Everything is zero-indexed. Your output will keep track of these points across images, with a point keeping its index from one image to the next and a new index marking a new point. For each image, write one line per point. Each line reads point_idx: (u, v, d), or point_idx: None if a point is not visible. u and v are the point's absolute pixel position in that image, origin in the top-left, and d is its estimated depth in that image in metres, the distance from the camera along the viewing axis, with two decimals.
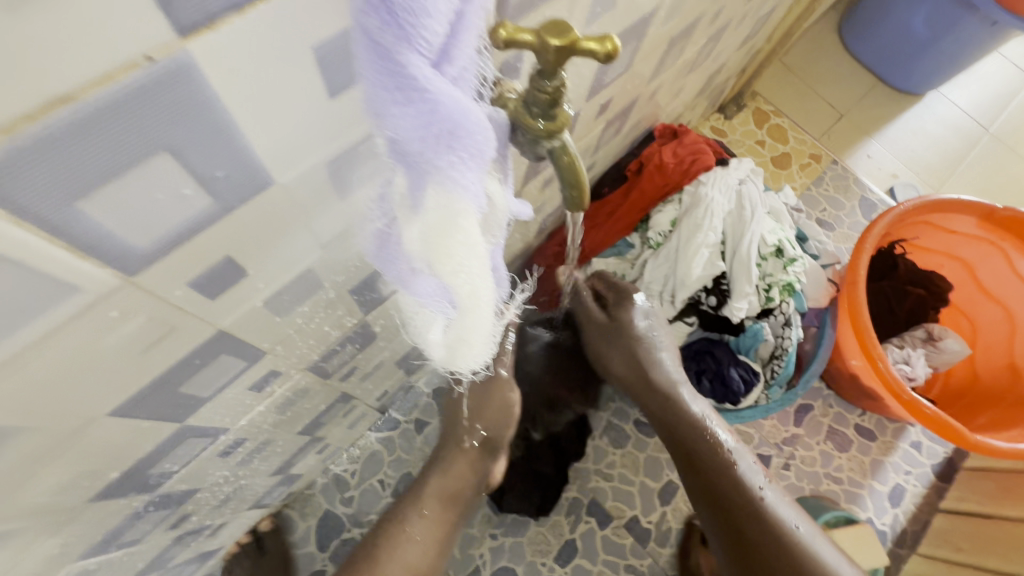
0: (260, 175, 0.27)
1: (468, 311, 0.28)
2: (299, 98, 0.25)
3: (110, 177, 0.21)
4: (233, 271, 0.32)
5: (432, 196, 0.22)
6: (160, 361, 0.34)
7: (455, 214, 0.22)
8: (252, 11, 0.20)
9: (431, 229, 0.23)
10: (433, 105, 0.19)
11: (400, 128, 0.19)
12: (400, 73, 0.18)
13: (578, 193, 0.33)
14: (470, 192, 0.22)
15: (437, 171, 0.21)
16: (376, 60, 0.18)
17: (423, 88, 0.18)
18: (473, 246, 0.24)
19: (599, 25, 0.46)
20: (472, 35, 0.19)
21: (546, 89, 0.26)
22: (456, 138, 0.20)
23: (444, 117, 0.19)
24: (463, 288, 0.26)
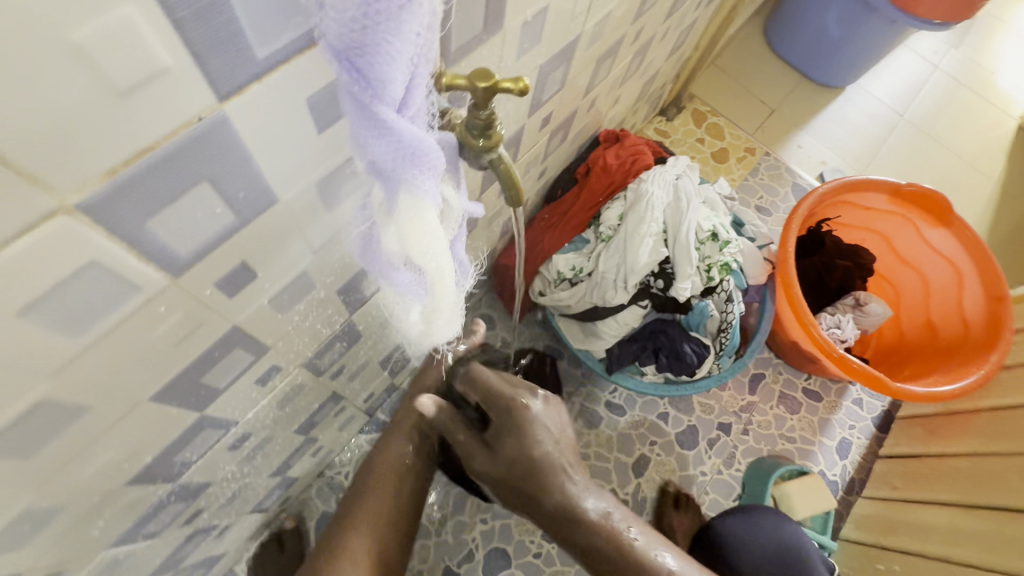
0: (267, 195, 0.36)
1: (437, 286, 0.37)
2: (298, 134, 0.34)
3: (169, 203, 0.29)
4: (246, 273, 0.40)
5: (403, 199, 0.31)
6: (189, 352, 0.41)
7: (420, 212, 0.31)
8: (267, 78, 0.29)
9: (404, 224, 0.32)
10: (400, 137, 0.28)
11: (379, 153, 0.28)
12: (377, 118, 0.27)
13: (516, 192, 0.42)
14: (430, 196, 0.31)
15: (405, 182, 0.30)
16: (361, 111, 0.27)
17: (393, 127, 0.27)
18: (435, 235, 0.33)
19: (528, 56, 0.56)
20: (422, 89, 0.28)
21: (481, 116, 0.36)
22: (417, 158, 0.29)
23: (408, 145, 0.28)
24: (431, 266, 0.35)
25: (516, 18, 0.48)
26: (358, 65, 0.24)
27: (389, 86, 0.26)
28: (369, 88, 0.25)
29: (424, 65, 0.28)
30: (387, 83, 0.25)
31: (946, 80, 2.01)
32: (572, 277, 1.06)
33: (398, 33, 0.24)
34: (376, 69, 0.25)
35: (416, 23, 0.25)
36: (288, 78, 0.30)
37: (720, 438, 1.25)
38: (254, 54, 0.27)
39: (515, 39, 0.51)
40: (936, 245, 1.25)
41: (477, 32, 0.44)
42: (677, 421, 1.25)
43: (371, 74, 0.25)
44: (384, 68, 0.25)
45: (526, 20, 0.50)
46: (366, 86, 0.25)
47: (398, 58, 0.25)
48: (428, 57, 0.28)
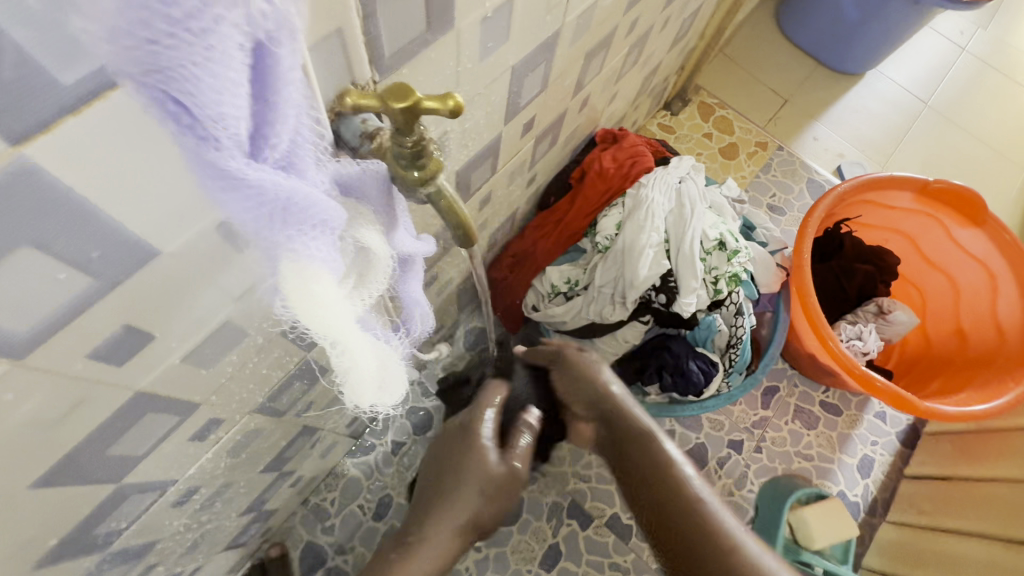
0: (142, 249, 0.28)
1: (351, 358, 0.29)
2: (170, 175, 0.26)
3: None
4: (136, 336, 0.33)
5: (284, 264, 0.23)
6: (77, 430, 0.34)
7: (308, 279, 0.24)
8: (88, 110, 0.21)
9: (291, 294, 0.24)
10: (258, 191, 0.20)
11: (235, 211, 0.21)
12: (216, 169, 0.19)
13: (464, 232, 0.34)
14: (322, 259, 0.24)
15: (280, 245, 0.22)
16: (193, 159, 0.19)
17: (241, 178, 0.19)
18: (334, 305, 0.25)
19: (495, 58, 0.48)
20: (291, 121, 0.21)
21: (406, 144, 0.28)
22: (292, 214, 0.21)
23: (273, 199, 0.20)
24: (336, 339, 0.27)
25: (471, 15, 0.40)
26: (166, 96, 0.17)
27: (220, 125, 0.18)
28: (190, 129, 0.18)
29: (288, 88, 0.20)
30: (217, 121, 0.18)
31: (973, 62, 1.87)
32: (567, 290, 0.99)
33: (211, 46, 0.16)
34: (191, 101, 0.17)
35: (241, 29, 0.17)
36: (127, 109, 0.22)
37: (731, 456, 1.17)
38: (54, 80, 0.20)
39: (474, 39, 0.43)
40: (967, 246, 1.14)
41: (418, 34, 0.36)
42: (685, 439, 1.17)
43: (187, 109, 0.17)
44: (203, 100, 0.17)
45: (485, 17, 0.42)
46: (191, 128, 0.18)
47: (223, 82, 0.17)
48: (293, 77, 0.20)
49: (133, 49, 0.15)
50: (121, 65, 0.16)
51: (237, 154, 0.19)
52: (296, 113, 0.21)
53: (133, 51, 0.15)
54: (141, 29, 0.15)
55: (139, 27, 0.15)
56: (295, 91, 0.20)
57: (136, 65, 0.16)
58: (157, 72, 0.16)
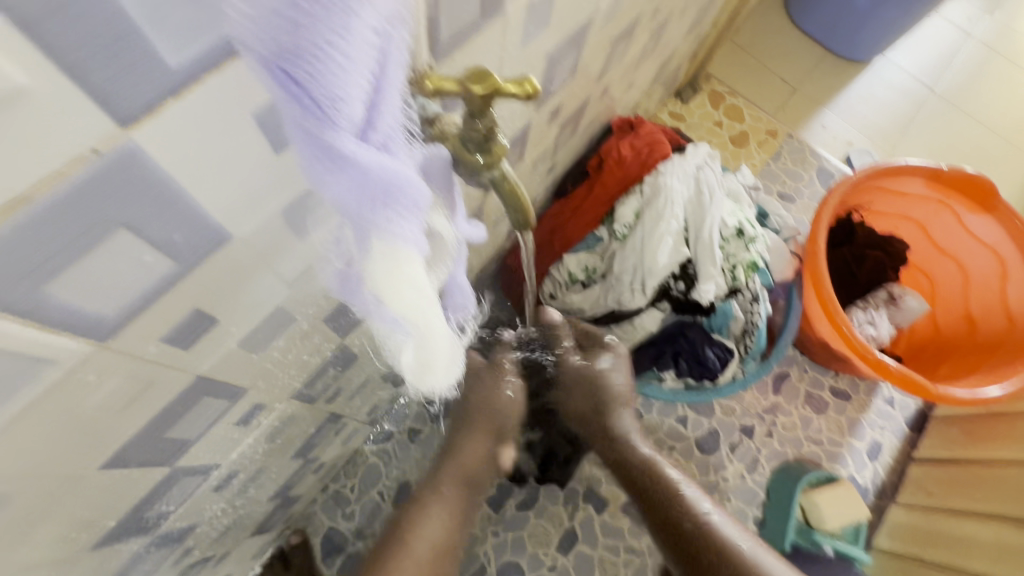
0: (216, 233, 0.29)
1: (425, 338, 0.30)
2: (248, 159, 0.27)
3: (74, 259, 0.23)
4: (202, 321, 0.34)
5: (376, 246, 0.24)
6: (143, 412, 0.35)
7: (400, 260, 0.24)
8: (188, 93, 0.22)
9: (380, 277, 0.25)
10: (365, 172, 0.21)
11: (337, 192, 0.21)
12: (328, 150, 0.20)
13: (523, 215, 0.35)
14: (412, 242, 0.24)
15: (376, 226, 0.23)
16: (308, 140, 0.20)
17: (352, 159, 0.20)
18: (420, 287, 0.26)
19: (534, 44, 0.48)
20: (392, 105, 0.21)
21: (478, 128, 0.29)
22: (391, 196, 0.22)
23: (377, 180, 0.21)
24: (415, 318, 0.28)
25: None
26: (293, 77, 0.17)
27: (340, 106, 0.19)
28: (312, 110, 0.18)
29: (392, 72, 0.21)
30: (337, 102, 0.18)
31: (981, 49, 1.87)
32: (584, 278, 1.00)
33: (340, 27, 0.17)
34: (317, 82, 0.18)
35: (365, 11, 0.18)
36: (220, 91, 0.23)
37: (743, 442, 1.18)
38: (163, 61, 0.20)
39: (518, 24, 0.43)
40: (977, 233, 1.15)
41: (472, 18, 0.36)
42: (698, 425, 1.19)
43: (312, 90, 0.18)
44: (328, 80, 0.18)
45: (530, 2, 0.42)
46: (310, 110, 0.18)
47: (347, 64, 0.18)
48: (397, 61, 0.21)
49: (273, 29, 0.16)
50: (258, 45, 0.16)
51: (350, 134, 0.19)
52: (396, 97, 0.22)
53: (273, 32, 0.16)
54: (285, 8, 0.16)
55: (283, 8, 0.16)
56: (398, 76, 0.21)
57: (274, 45, 0.16)
58: (291, 53, 0.17)
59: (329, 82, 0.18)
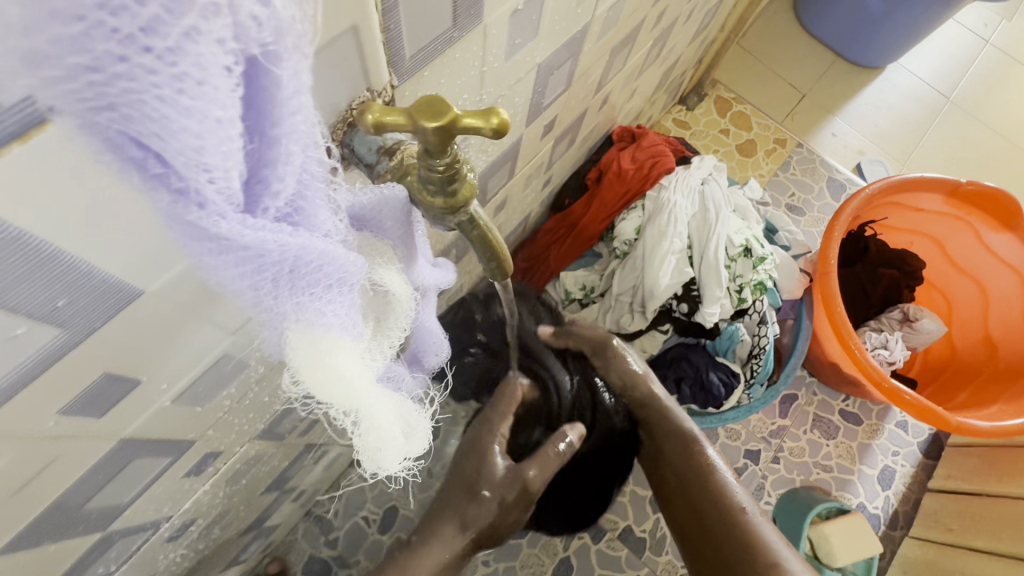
0: (118, 290, 0.24)
1: (369, 418, 0.26)
2: (147, 209, 0.22)
3: None
4: (118, 384, 0.29)
5: (292, 335, 0.22)
6: (50, 490, 0.30)
7: (321, 348, 0.22)
8: (39, 136, 0.16)
9: (303, 368, 0.23)
10: (256, 251, 0.18)
11: (231, 277, 0.19)
12: (202, 229, 0.16)
13: (497, 263, 0.31)
14: (335, 327, 0.22)
15: (288, 308, 0.20)
16: (177, 223, 0.17)
17: (233, 239, 0.17)
18: (351, 378, 0.24)
19: (521, 56, 0.43)
20: (294, 162, 0.18)
21: (436, 168, 0.24)
22: (298, 273, 0.20)
23: (274, 261, 0.18)
24: (348, 399, 0.24)
25: (500, 8, 0.35)
26: (133, 138, 0.14)
27: (203, 177, 0.15)
28: (168, 184, 0.15)
29: (289, 118, 0.17)
30: (196, 172, 0.15)
31: (998, 55, 1.80)
32: (583, 297, 0.96)
33: (181, 72, 0.13)
34: (162, 144, 0.14)
35: (221, 45, 0.13)
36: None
37: (748, 467, 1.13)
38: None
39: (501, 35, 0.37)
40: (998, 251, 1.09)
41: (443, 31, 0.31)
42: None
43: (157, 153, 0.14)
44: (177, 145, 0.14)
45: (515, 10, 0.37)
46: (175, 191, 0.15)
47: (202, 120, 0.14)
48: (295, 105, 0.17)
49: (68, 86, 0.12)
50: (58, 101, 0.12)
51: (225, 209, 0.16)
52: (302, 148, 0.18)
53: (68, 86, 0.12)
54: (73, 53, 0.12)
55: (70, 51, 0.12)
56: (299, 122, 0.17)
57: (72, 98, 0.12)
58: (108, 109, 0.13)
59: (192, 152, 0.14)
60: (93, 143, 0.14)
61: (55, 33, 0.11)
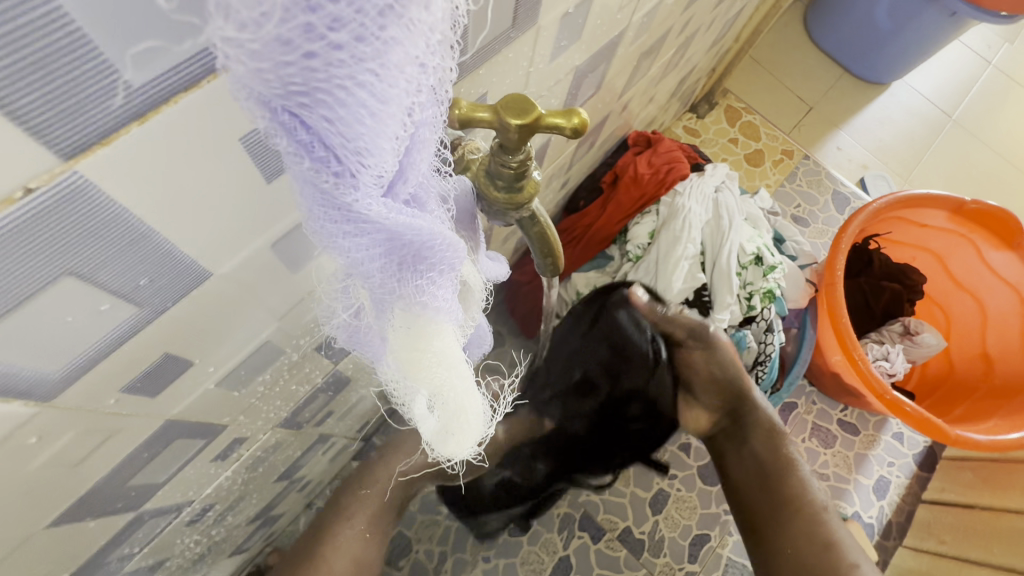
0: (192, 272, 0.24)
1: (459, 396, 0.26)
2: (232, 193, 0.22)
3: (14, 307, 0.18)
4: (175, 364, 0.29)
5: (398, 317, 0.23)
6: (98, 469, 0.31)
7: (423, 330, 0.23)
8: (156, 116, 0.17)
9: (405, 352, 0.24)
10: (387, 234, 0.19)
11: (358, 256, 0.20)
12: (349, 210, 0.18)
13: (553, 259, 0.32)
14: (442, 312, 0.23)
15: (406, 292, 0.22)
16: (321, 199, 0.18)
17: (374, 221, 0.19)
18: (451, 360, 0.25)
19: (564, 58, 0.43)
20: (426, 148, 0.20)
21: (510, 164, 0.24)
22: (419, 258, 0.21)
23: (405, 243, 0.20)
24: (445, 378, 0.25)
25: (554, 11, 0.36)
26: (302, 120, 0.15)
27: (366, 161, 0.17)
28: (329, 166, 0.17)
29: (433, 108, 0.18)
30: (363, 154, 0.16)
31: (999, 77, 1.83)
32: None
33: (386, 62, 0.15)
34: (343, 130, 0.16)
35: (421, 42, 0.16)
36: (202, 113, 0.18)
37: None
38: (122, 77, 0.15)
39: (550, 36, 0.38)
40: (1001, 271, 1.11)
41: (503, 30, 0.32)
42: (700, 453, 1.09)
43: (319, 135, 0.16)
44: (355, 131, 0.16)
45: (566, 13, 0.38)
46: (329, 165, 0.17)
47: (386, 107, 0.16)
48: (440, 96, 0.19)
49: (287, 68, 0.14)
50: (263, 84, 0.14)
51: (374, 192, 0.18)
52: (433, 137, 0.20)
53: (286, 69, 0.14)
54: (304, 39, 0.14)
55: (302, 38, 0.13)
56: (439, 113, 0.19)
57: (280, 81, 0.14)
58: (304, 94, 0.15)
59: (353, 134, 0.16)
60: (270, 124, 0.15)
61: (294, 21, 0.13)
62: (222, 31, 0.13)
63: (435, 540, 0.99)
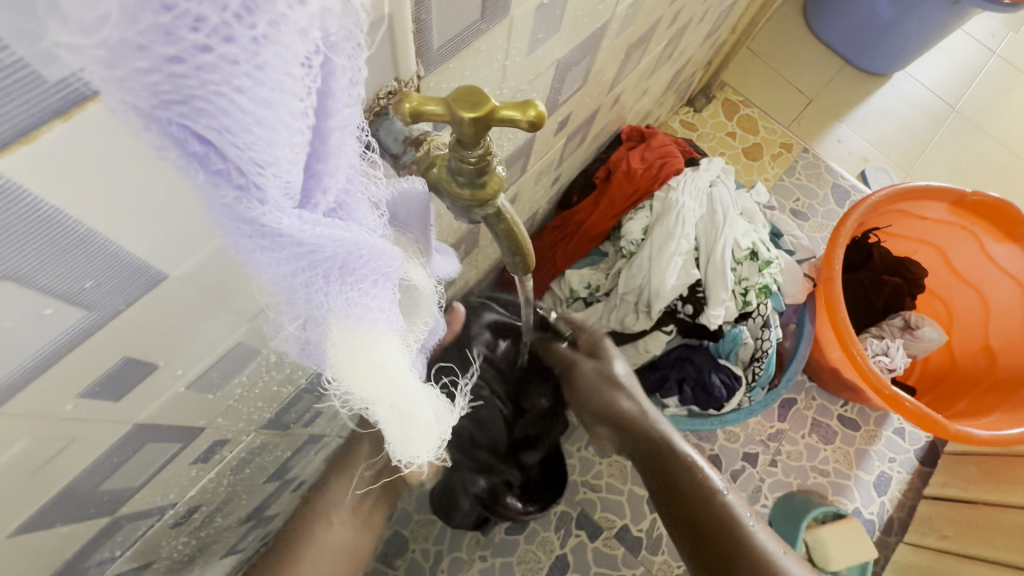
0: (144, 274, 0.24)
1: (409, 403, 0.26)
2: (174, 199, 0.21)
3: None
4: (136, 368, 0.28)
5: (336, 332, 0.23)
6: (60, 476, 0.30)
7: (364, 339, 0.23)
8: (79, 114, 0.16)
9: (346, 365, 0.24)
10: (309, 248, 0.19)
11: (279, 272, 0.20)
12: (261, 225, 0.18)
13: (521, 258, 0.32)
14: (380, 321, 0.24)
15: (336, 304, 0.22)
16: (231, 217, 0.17)
17: (290, 234, 0.18)
18: (395, 368, 0.25)
19: (543, 50, 0.43)
20: (343, 154, 0.19)
21: (469, 159, 0.24)
22: (347, 269, 0.21)
23: (327, 256, 0.20)
24: (391, 387, 0.25)
25: (526, 2, 0.35)
26: (193, 132, 0.15)
27: (268, 171, 0.16)
28: (230, 179, 0.16)
29: (341, 111, 0.18)
30: (262, 165, 0.16)
31: (1005, 66, 1.80)
32: (587, 295, 0.95)
33: (260, 62, 0.14)
34: (228, 139, 0.15)
35: (302, 35, 0.15)
36: (110, 124, 0.17)
37: (746, 469, 1.13)
38: (41, 75, 0.15)
39: (525, 29, 0.37)
40: (1002, 262, 1.09)
41: (470, 23, 0.31)
42: None
43: (216, 147, 0.15)
44: (246, 140, 0.15)
45: (541, 4, 0.37)
46: (235, 182, 0.16)
47: (276, 113, 0.15)
48: (348, 98, 0.18)
49: (151, 78, 0.13)
50: (132, 95, 0.13)
51: (284, 203, 0.18)
52: (350, 140, 0.20)
53: (150, 77, 0.13)
54: (160, 44, 0.13)
55: (157, 42, 0.13)
56: (350, 115, 0.19)
57: (149, 90, 0.13)
58: (181, 103, 0.14)
59: (251, 146, 0.16)
60: (157, 136, 0.15)
61: (147, 23, 0.12)
62: (61, 40, 0.12)
63: (432, 539, 0.99)
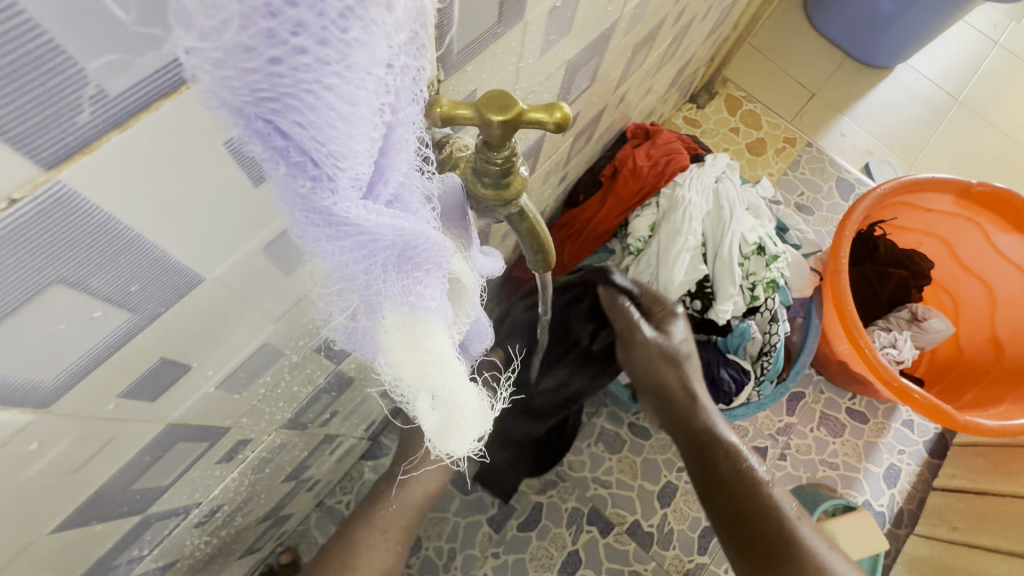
0: (184, 275, 0.24)
1: (451, 392, 0.27)
2: (218, 199, 0.22)
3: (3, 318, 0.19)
4: (171, 369, 0.29)
5: (389, 319, 0.24)
6: (98, 474, 0.31)
7: (416, 328, 0.24)
8: (136, 123, 0.17)
9: (397, 348, 0.25)
10: (370, 237, 0.20)
11: (341, 260, 0.20)
12: (329, 214, 0.18)
13: (543, 256, 0.32)
14: (430, 310, 0.24)
15: (392, 292, 0.22)
16: (303, 206, 0.18)
17: (356, 223, 0.19)
18: (441, 358, 0.26)
19: (555, 52, 0.43)
20: (405, 148, 0.20)
21: (495, 161, 0.24)
22: (405, 258, 0.22)
23: (387, 245, 0.20)
24: (436, 372, 0.26)
25: (541, 5, 0.35)
26: (277, 126, 0.16)
27: (343, 163, 0.17)
28: (305, 170, 0.17)
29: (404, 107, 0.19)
30: (338, 158, 0.17)
31: (1007, 57, 1.80)
32: None
33: (349, 62, 0.15)
34: (312, 132, 0.16)
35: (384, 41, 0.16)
36: (170, 132, 0.18)
37: None
38: (96, 87, 0.16)
39: (539, 31, 0.38)
40: (1006, 252, 1.10)
41: (489, 27, 0.32)
42: None
43: (296, 141, 0.16)
44: (327, 134, 0.16)
45: (554, 7, 0.37)
46: (309, 172, 0.17)
47: (356, 110, 0.16)
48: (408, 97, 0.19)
49: (251, 75, 0.14)
50: (230, 92, 0.14)
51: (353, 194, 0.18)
52: (410, 135, 0.20)
53: (251, 75, 0.14)
54: (265, 45, 0.14)
55: (262, 43, 0.14)
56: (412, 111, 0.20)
57: (248, 88, 0.14)
58: (273, 100, 0.15)
59: (328, 138, 0.16)
60: (244, 131, 0.16)
61: (255, 26, 0.13)
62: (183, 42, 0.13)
63: (444, 537, 1.00)
